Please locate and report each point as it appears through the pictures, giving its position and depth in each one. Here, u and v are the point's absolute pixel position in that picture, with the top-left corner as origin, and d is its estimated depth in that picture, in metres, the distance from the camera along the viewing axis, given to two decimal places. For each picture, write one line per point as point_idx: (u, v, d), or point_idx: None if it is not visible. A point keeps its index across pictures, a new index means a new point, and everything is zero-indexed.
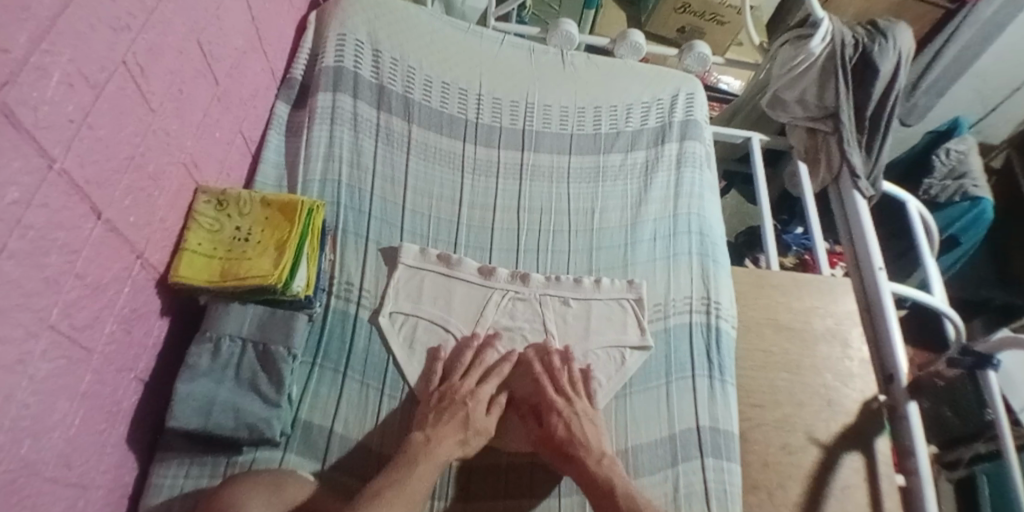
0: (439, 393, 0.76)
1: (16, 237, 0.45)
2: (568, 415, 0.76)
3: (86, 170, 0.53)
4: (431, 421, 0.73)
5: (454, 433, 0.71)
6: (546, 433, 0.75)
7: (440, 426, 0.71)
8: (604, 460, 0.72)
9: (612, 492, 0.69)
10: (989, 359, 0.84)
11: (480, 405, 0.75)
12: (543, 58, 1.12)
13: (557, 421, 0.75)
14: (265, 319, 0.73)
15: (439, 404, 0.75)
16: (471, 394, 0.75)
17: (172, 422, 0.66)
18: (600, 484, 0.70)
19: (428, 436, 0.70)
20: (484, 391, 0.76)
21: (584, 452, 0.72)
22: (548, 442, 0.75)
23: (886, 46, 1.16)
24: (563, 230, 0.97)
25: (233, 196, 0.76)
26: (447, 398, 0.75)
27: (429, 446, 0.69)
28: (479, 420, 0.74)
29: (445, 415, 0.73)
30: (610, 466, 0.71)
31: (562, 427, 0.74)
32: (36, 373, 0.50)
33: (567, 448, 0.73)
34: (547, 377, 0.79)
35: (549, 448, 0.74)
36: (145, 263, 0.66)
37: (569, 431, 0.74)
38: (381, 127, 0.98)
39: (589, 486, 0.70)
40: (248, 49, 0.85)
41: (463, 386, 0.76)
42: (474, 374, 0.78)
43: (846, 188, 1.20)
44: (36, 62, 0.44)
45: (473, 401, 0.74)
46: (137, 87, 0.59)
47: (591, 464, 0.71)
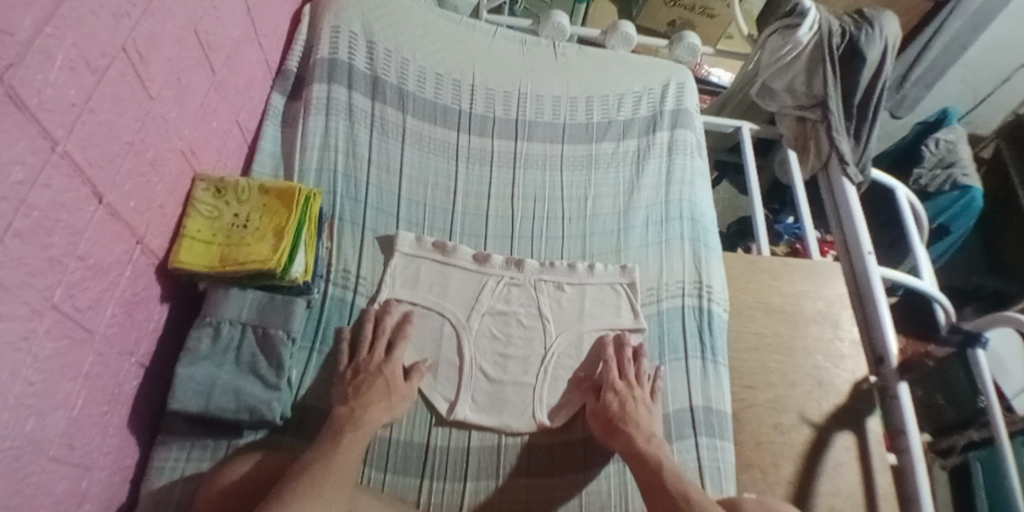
0: (359, 364, 0.76)
1: (20, 217, 0.46)
2: (623, 394, 0.78)
3: (88, 153, 0.54)
4: (352, 391, 0.73)
5: (378, 399, 0.72)
6: (601, 411, 0.77)
7: (361, 397, 0.71)
8: (653, 440, 0.73)
9: (658, 467, 0.69)
10: (976, 337, 0.87)
11: (394, 371, 0.76)
12: (535, 49, 1.14)
13: (611, 399, 0.77)
14: (264, 304, 0.75)
15: (365, 372, 0.75)
16: (384, 363, 0.76)
17: (173, 404, 0.67)
18: (647, 459, 0.70)
19: (353, 409, 0.70)
20: (397, 358, 0.78)
21: (634, 428, 0.74)
22: (602, 421, 0.77)
23: (872, 35, 1.18)
24: (557, 217, 0.98)
25: (231, 184, 0.77)
26: (362, 370, 0.75)
27: (356, 416, 0.69)
28: (399, 385, 0.75)
29: (364, 387, 0.73)
30: (659, 446, 0.72)
31: (617, 404, 0.77)
32: (40, 352, 0.51)
33: (617, 425, 0.75)
34: (615, 362, 0.82)
35: (602, 426, 0.76)
36: (145, 249, 0.67)
37: (623, 408, 0.76)
38: (376, 117, 0.99)
39: (634, 462, 0.71)
40: (244, 40, 0.86)
41: (373, 359, 0.76)
42: (383, 343, 0.79)
43: (835, 175, 1.22)
44: (40, 46, 0.45)
45: (388, 368, 0.75)
46: (136, 74, 0.60)
47: (639, 440, 0.73)
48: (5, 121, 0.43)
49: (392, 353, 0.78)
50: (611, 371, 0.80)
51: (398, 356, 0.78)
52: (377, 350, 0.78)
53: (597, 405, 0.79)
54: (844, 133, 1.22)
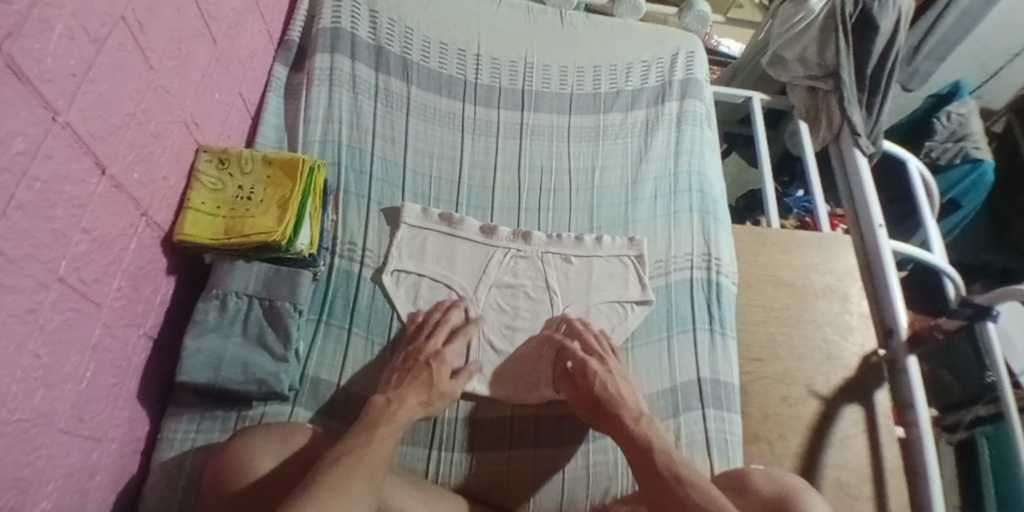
0: (413, 354, 0.74)
1: (23, 189, 0.46)
2: (603, 373, 0.74)
3: (90, 123, 0.53)
4: (395, 381, 0.71)
5: (415, 394, 0.69)
6: (582, 392, 0.74)
7: (402, 389, 0.69)
8: (642, 420, 0.70)
9: (648, 448, 0.66)
10: (988, 311, 0.83)
11: (444, 367, 0.73)
12: (541, 18, 1.11)
13: (593, 378, 0.74)
14: (270, 276, 0.74)
15: (416, 365, 0.72)
16: (435, 355, 0.73)
17: (182, 376, 0.67)
18: (639, 440, 0.67)
19: (390, 400, 0.67)
20: (448, 354, 0.74)
21: (620, 407, 0.71)
22: (586, 401, 0.73)
23: (886, 4, 1.15)
24: (564, 189, 0.97)
25: (235, 155, 0.76)
26: (411, 359, 0.73)
27: (391, 408, 0.66)
28: (443, 384, 0.72)
29: (407, 379, 0.70)
30: (648, 425, 0.69)
31: (600, 381, 0.73)
32: (47, 324, 0.51)
33: (606, 408, 0.71)
34: (590, 344, 0.78)
35: (586, 407, 0.73)
36: (150, 221, 0.66)
37: (602, 387, 0.73)
38: (380, 88, 0.97)
39: (626, 445, 0.68)
40: (244, 9, 0.84)
41: (426, 349, 0.74)
42: (441, 335, 0.76)
43: (846, 146, 1.19)
44: (38, 14, 0.44)
45: (436, 363, 0.72)
46: (136, 44, 0.59)
47: (628, 421, 0.69)
48: (6, 92, 0.42)
49: (445, 347, 0.75)
50: (574, 348, 0.77)
51: (453, 351, 0.75)
52: (438, 340, 0.76)
53: (574, 386, 0.75)
54: (856, 104, 1.19)
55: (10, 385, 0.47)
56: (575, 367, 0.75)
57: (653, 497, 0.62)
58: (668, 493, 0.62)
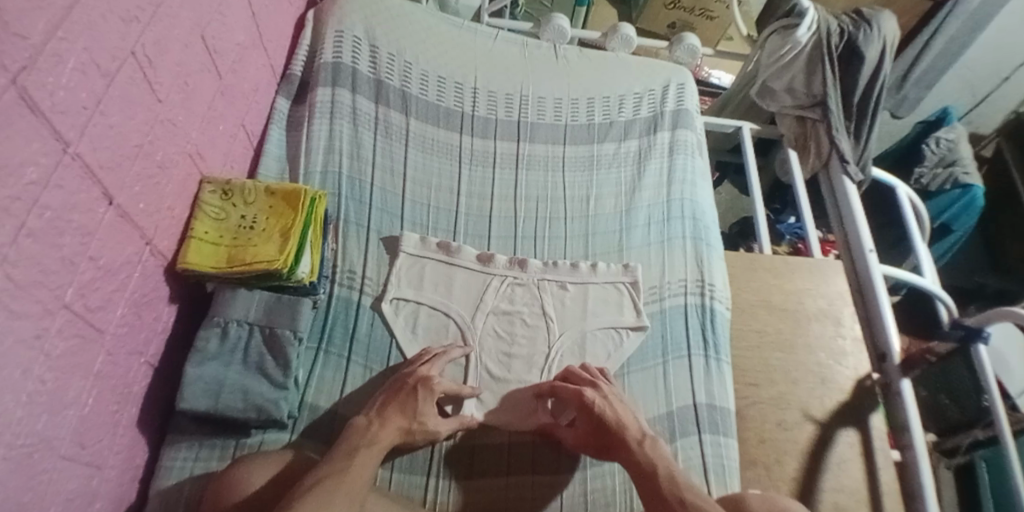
0: (403, 377, 0.74)
1: (34, 216, 0.48)
2: (600, 398, 0.75)
3: (99, 154, 0.55)
4: (380, 402, 0.71)
5: (399, 417, 0.69)
6: (583, 428, 0.75)
7: (387, 413, 0.69)
8: (646, 442, 0.70)
9: (653, 472, 0.67)
10: (979, 333, 0.89)
11: (432, 396, 0.73)
12: (536, 52, 1.15)
13: (590, 405, 0.74)
14: (271, 304, 0.76)
15: (404, 388, 0.72)
16: (423, 382, 0.73)
17: (182, 404, 0.68)
18: (644, 466, 0.67)
19: (372, 421, 0.69)
20: (438, 385, 0.74)
21: (622, 432, 0.71)
22: (586, 435, 0.75)
23: (870, 33, 1.19)
24: (559, 217, 0.99)
25: (238, 186, 0.78)
26: (398, 383, 0.73)
27: (371, 430, 0.67)
28: (431, 418, 0.72)
29: (391, 401, 0.71)
30: (652, 447, 0.69)
31: (598, 406, 0.74)
32: (52, 350, 0.52)
33: (610, 434, 0.72)
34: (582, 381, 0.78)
35: (587, 442, 0.75)
36: (154, 250, 0.68)
37: (601, 414, 0.73)
38: (379, 120, 1.00)
39: (634, 471, 0.68)
40: (249, 44, 0.87)
41: (416, 374, 0.74)
42: (438, 366, 0.77)
43: (836, 174, 1.23)
44: (52, 49, 0.47)
45: (423, 390, 0.72)
46: (145, 78, 0.61)
47: (632, 446, 0.70)
48: (18, 122, 0.44)
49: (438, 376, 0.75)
50: (563, 385, 0.77)
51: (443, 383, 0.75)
52: (433, 367, 0.76)
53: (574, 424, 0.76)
54: (844, 132, 1.23)
55: (15, 409, 0.48)
56: (572, 399, 0.76)
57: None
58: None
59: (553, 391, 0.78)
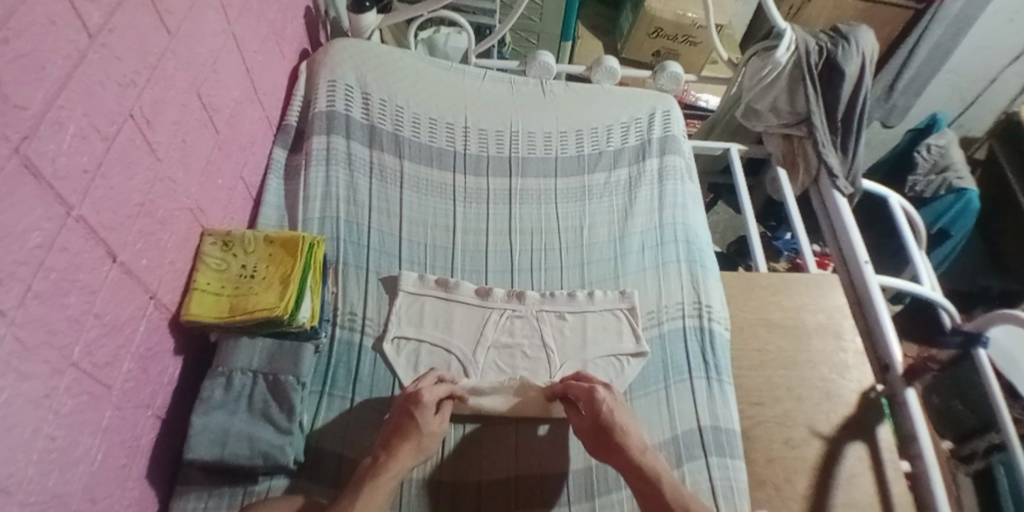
0: (401, 402, 0.75)
1: (40, 278, 0.50)
2: (610, 399, 0.76)
3: (101, 216, 0.58)
4: (385, 436, 0.72)
5: (405, 443, 0.70)
6: (589, 419, 0.75)
7: (391, 444, 0.70)
8: (648, 450, 0.72)
9: (656, 479, 0.68)
10: (978, 337, 0.91)
11: (427, 411, 0.73)
12: (523, 88, 1.18)
13: (600, 405, 0.75)
14: (274, 351, 0.77)
15: (402, 415, 0.73)
16: (415, 402, 0.73)
17: (190, 454, 0.69)
18: (646, 472, 0.69)
19: (378, 456, 0.69)
20: (427, 401, 0.73)
21: (624, 438, 0.72)
22: (589, 425, 0.75)
23: (849, 49, 1.22)
24: (555, 248, 1.01)
25: (237, 237, 0.80)
26: (398, 413, 0.74)
27: (380, 463, 0.68)
28: (430, 424, 0.72)
29: (394, 433, 0.72)
30: (654, 456, 0.71)
31: (607, 407, 0.75)
32: (61, 407, 0.54)
33: (611, 441, 0.73)
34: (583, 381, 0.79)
35: (588, 433, 0.75)
36: (158, 304, 0.70)
37: (608, 417, 0.74)
38: (374, 164, 1.03)
39: (634, 476, 0.69)
40: (244, 99, 0.91)
41: (410, 395, 0.74)
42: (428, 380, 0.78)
43: (826, 188, 1.25)
44: (52, 117, 0.50)
45: (418, 411, 0.72)
46: (144, 138, 0.64)
47: (633, 452, 0.71)
48: (22, 190, 0.47)
49: (424, 388, 0.75)
50: (574, 384, 0.78)
51: (432, 391, 0.75)
52: (422, 384, 0.77)
53: (581, 411, 0.77)
54: (831, 147, 1.26)
55: (25, 467, 0.50)
56: (583, 398, 0.77)
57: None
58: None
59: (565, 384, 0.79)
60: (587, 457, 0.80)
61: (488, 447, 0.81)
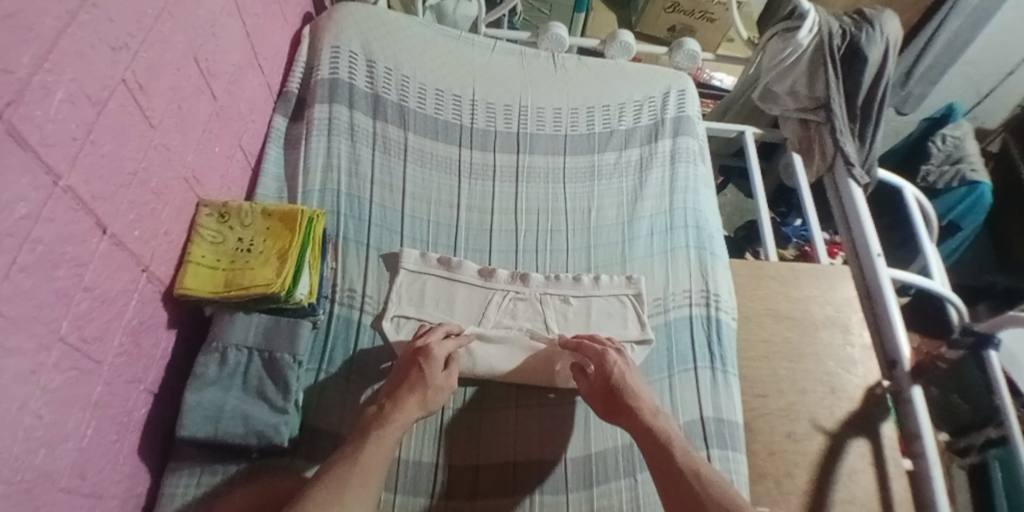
0: (410, 355, 0.76)
1: (25, 251, 0.47)
2: (621, 363, 0.78)
3: (91, 185, 0.55)
4: (391, 386, 0.73)
5: (412, 394, 0.71)
6: (600, 380, 0.77)
7: (399, 394, 0.71)
8: (659, 414, 0.73)
9: (667, 441, 0.69)
10: (989, 339, 0.87)
11: (436, 363, 0.75)
12: (534, 61, 1.14)
13: (611, 366, 0.77)
14: (270, 328, 0.75)
15: (412, 369, 0.74)
16: (425, 354, 0.75)
17: (182, 431, 0.67)
18: (655, 433, 0.70)
19: (384, 406, 0.70)
20: (437, 355, 0.75)
21: (634, 401, 0.74)
22: (599, 389, 0.76)
23: (873, 34, 1.16)
24: (561, 229, 0.98)
25: (234, 208, 0.77)
26: (406, 366, 0.75)
27: (386, 411, 0.69)
28: (437, 378, 0.73)
29: (403, 384, 0.73)
30: (665, 420, 0.72)
31: (618, 371, 0.76)
32: (49, 383, 0.52)
33: (621, 401, 0.74)
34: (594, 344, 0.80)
35: (598, 395, 0.76)
36: (151, 276, 0.67)
37: (618, 381, 0.75)
38: (378, 136, 0.99)
39: (645, 438, 0.70)
40: (244, 64, 0.87)
41: (419, 349, 0.76)
42: (436, 334, 0.79)
43: (841, 177, 1.22)
44: (39, 81, 0.46)
45: (427, 362, 0.74)
46: (137, 104, 0.61)
47: (644, 414, 0.72)
48: (8, 158, 0.44)
49: (434, 342, 0.77)
50: (586, 343, 0.80)
51: (442, 346, 0.77)
52: (432, 337, 0.79)
53: (590, 376, 0.78)
54: (849, 134, 1.22)
55: (12, 444, 0.48)
56: (593, 358, 0.79)
57: (669, 490, 0.64)
58: (686, 491, 0.63)
59: (578, 347, 0.80)
60: (586, 445, 0.79)
61: (487, 429, 0.80)
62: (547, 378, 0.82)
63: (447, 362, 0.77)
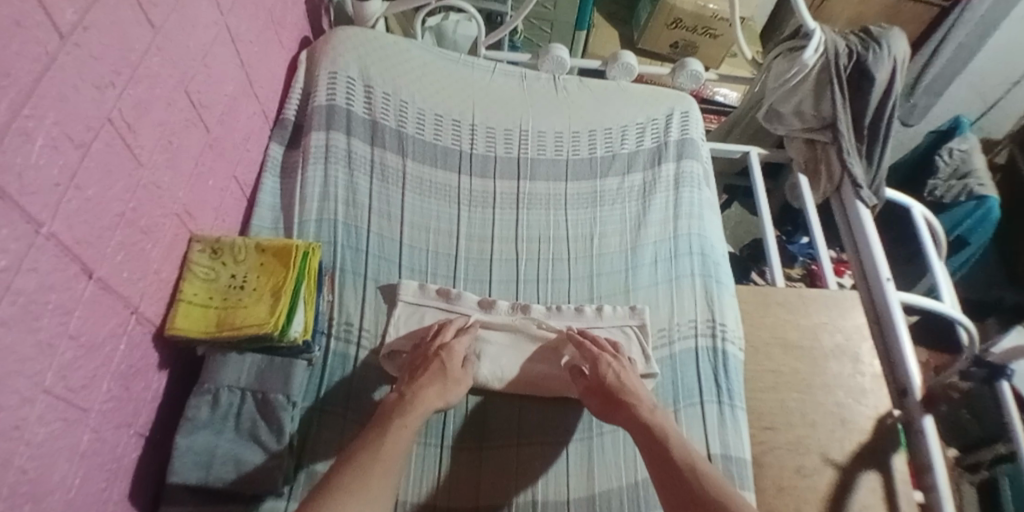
0: (425, 350, 0.78)
1: (6, 303, 0.45)
2: (615, 365, 0.77)
3: (75, 230, 0.53)
4: (409, 378, 0.74)
5: (432, 384, 0.72)
6: (594, 380, 0.76)
7: (418, 383, 0.72)
8: (656, 410, 0.72)
9: (663, 436, 0.68)
10: (1002, 370, 0.83)
11: (454, 357, 0.77)
12: (535, 84, 1.12)
13: (605, 367, 0.76)
14: (263, 368, 0.73)
15: (428, 359, 0.76)
16: (441, 349, 0.78)
17: (173, 476, 0.66)
18: (651, 428, 0.69)
19: (404, 394, 0.71)
20: (455, 348, 0.78)
21: (632, 400, 0.73)
22: (594, 388, 0.76)
23: (880, 53, 1.14)
24: (563, 258, 0.96)
25: (228, 244, 0.76)
26: (422, 356, 0.77)
27: (407, 399, 0.70)
28: (455, 371, 0.75)
29: (421, 373, 0.74)
30: (662, 415, 0.71)
31: (612, 373, 0.76)
32: (33, 437, 0.50)
33: (616, 398, 0.73)
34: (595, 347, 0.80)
35: (594, 393, 0.75)
36: (141, 318, 0.65)
37: (614, 381, 0.75)
38: (376, 163, 0.97)
39: (640, 433, 0.69)
40: (239, 93, 0.86)
41: (435, 344, 0.78)
42: (448, 333, 0.80)
43: (849, 198, 1.20)
44: (18, 127, 0.44)
45: (446, 352, 0.77)
46: (124, 143, 0.59)
47: (640, 410, 0.71)
48: None
49: (454, 339, 0.79)
50: (591, 346, 0.80)
51: (460, 343, 0.79)
52: (446, 335, 0.80)
53: (587, 377, 0.77)
54: (856, 155, 1.19)
55: None
56: (588, 361, 0.78)
57: (667, 485, 0.63)
58: (683, 484, 0.62)
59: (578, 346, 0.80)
60: (589, 485, 0.77)
61: (488, 467, 0.77)
62: (557, 388, 0.82)
63: (464, 359, 0.79)
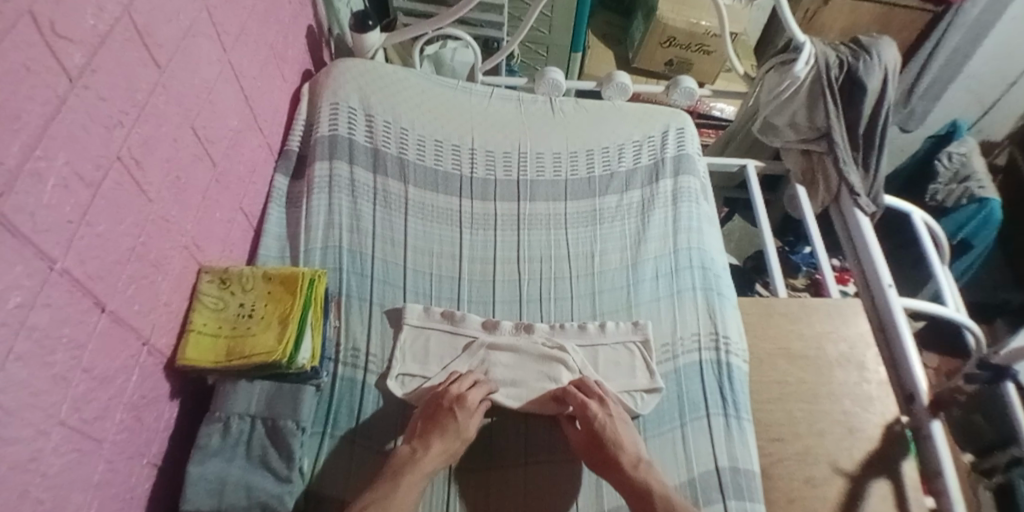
0: (437, 399, 0.77)
1: (21, 339, 0.47)
2: (603, 414, 0.77)
3: (87, 266, 0.55)
4: (421, 429, 0.75)
5: (440, 440, 0.72)
6: (584, 432, 0.76)
7: (429, 439, 0.72)
8: (641, 464, 0.73)
9: (648, 494, 0.70)
10: (1006, 371, 0.81)
11: (469, 411, 0.76)
12: (531, 107, 1.15)
13: (594, 419, 0.76)
14: (273, 394, 0.74)
15: (440, 410, 0.75)
16: (457, 400, 0.76)
17: (186, 505, 0.67)
18: (637, 486, 0.71)
19: (415, 448, 0.72)
20: (470, 399, 0.77)
21: (619, 453, 0.74)
22: (585, 440, 0.76)
23: (871, 62, 1.15)
24: (564, 276, 0.97)
25: (235, 274, 0.78)
26: (434, 404, 0.76)
27: (417, 456, 0.71)
28: (469, 427, 0.75)
29: (433, 426, 0.74)
30: (648, 470, 0.72)
31: (601, 423, 0.76)
32: (48, 469, 0.51)
33: (604, 453, 0.74)
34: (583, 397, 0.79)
35: (586, 447, 0.76)
36: (152, 349, 0.67)
37: (601, 427, 0.75)
38: (378, 190, 1.00)
39: (626, 489, 0.71)
40: (243, 127, 0.88)
41: (451, 396, 0.76)
42: (465, 382, 0.79)
43: (847, 207, 1.22)
44: (30, 168, 0.46)
45: (461, 410, 0.75)
46: (133, 181, 0.62)
47: (627, 467, 0.73)
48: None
49: (468, 390, 0.78)
50: (590, 383, 0.81)
51: (474, 394, 0.78)
52: (461, 385, 0.79)
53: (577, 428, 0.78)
54: (852, 163, 1.21)
55: None
56: (577, 409, 0.78)
57: None
58: None
59: (565, 395, 0.80)
60: (597, 502, 0.77)
61: (496, 489, 0.77)
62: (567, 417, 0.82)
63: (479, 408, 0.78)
